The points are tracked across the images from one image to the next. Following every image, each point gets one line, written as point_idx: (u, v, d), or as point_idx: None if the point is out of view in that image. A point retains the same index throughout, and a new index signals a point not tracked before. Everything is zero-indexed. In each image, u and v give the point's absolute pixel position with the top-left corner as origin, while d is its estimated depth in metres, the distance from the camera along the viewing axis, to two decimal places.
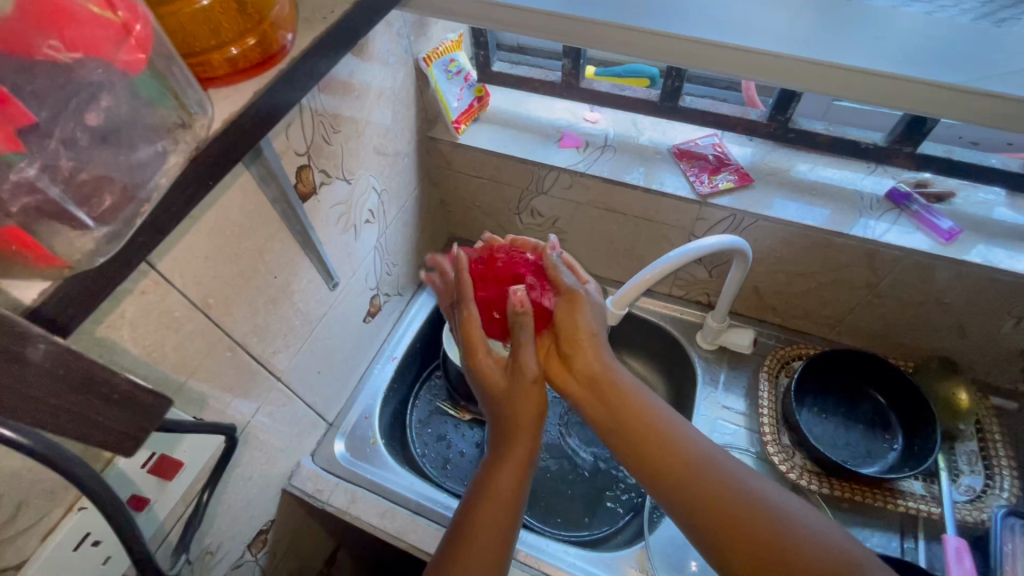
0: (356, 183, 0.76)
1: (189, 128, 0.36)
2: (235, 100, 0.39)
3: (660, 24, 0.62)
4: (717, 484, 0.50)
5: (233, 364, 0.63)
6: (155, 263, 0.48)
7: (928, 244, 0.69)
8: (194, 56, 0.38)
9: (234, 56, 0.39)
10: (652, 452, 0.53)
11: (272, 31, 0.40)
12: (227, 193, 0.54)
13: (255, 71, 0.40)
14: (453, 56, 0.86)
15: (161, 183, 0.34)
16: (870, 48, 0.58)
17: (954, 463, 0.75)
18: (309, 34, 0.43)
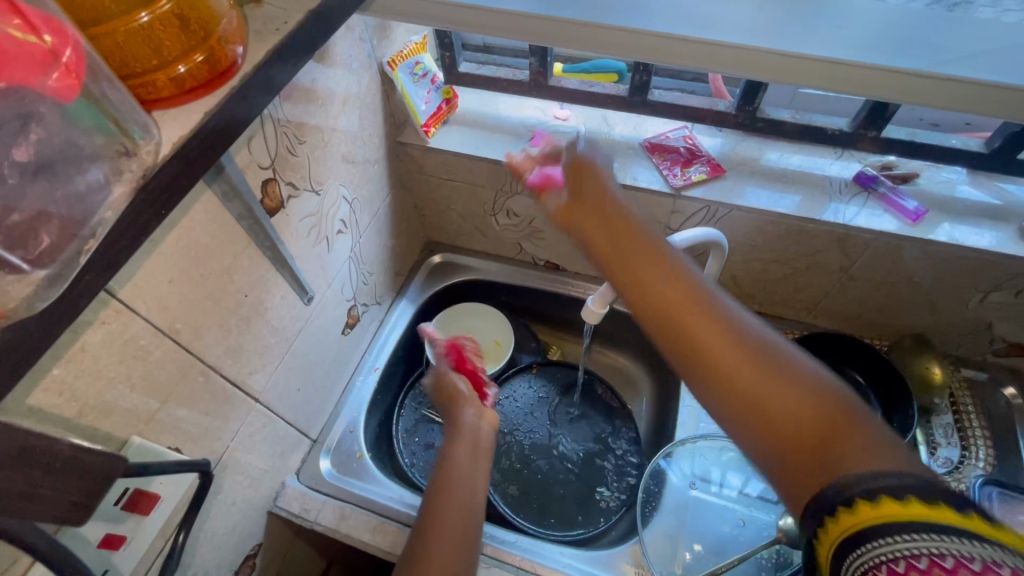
0: (325, 193, 0.74)
1: (134, 156, 0.34)
2: (184, 121, 0.37)
3: (622, 19, 0.62)
4: (726, 329, 0.42)
5: (208, 389, 0.61)
6: (115, 291, 0.46)
7: (896, 226, 0.70)
8: (135, 78, 0.36)
9: (180, 75, 0.37)
10: (723, 367, 0.41)
11: (219, 47, 0.39)
12: (188, 214, 0.52)
13: (206, 89, 0.38)
14: (418, 59, 0.85)
15: (107, 217, 0.32)
16: (830, 37, 0.59)
17: (931, 436, 0.77)
18: (262, 48, 0.42)
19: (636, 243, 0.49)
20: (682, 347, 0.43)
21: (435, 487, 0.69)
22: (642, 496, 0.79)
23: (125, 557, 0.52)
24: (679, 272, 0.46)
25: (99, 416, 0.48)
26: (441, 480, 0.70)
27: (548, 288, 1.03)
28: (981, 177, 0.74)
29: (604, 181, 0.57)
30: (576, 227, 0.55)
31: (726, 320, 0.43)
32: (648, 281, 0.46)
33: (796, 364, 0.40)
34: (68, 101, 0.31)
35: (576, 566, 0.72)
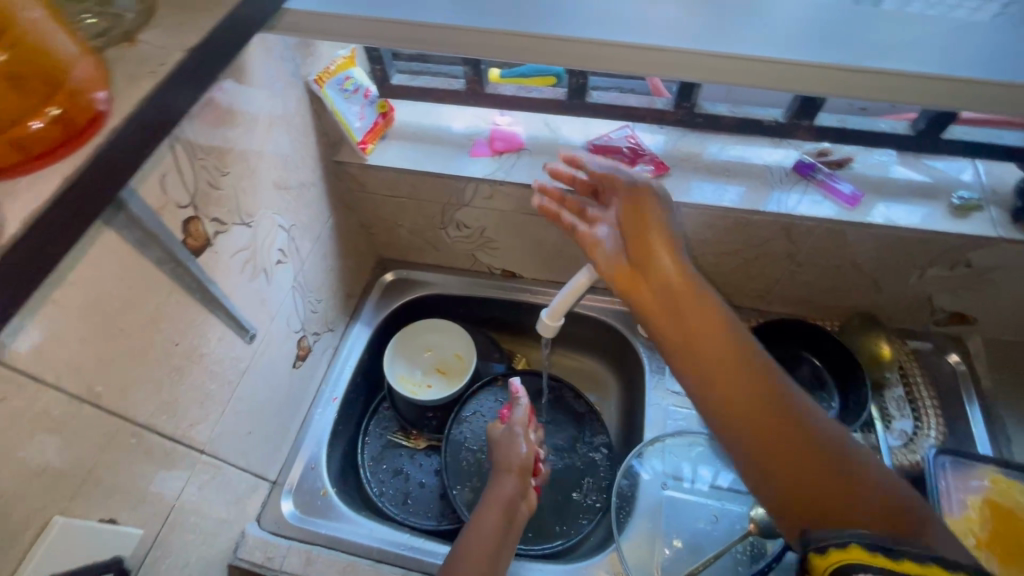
0: (258, 224, 0.70)
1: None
2: (46, 183, 0.34)
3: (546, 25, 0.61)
4: (760, 381, 0.52)
5: (142, 451, 0.56)
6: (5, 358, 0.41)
7: (835, 211, 0.72)
8: None
9: (31, 136, 0.34)
10: (741, 409, 0.51)
11: (73, 98, 0.36)
12: (96, 266, 0.47)
13: (65, 148, 0.35)
14: (348, 74, 0.81)
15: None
16: (753, 33, 0.59)
17: (885, 410, 0.79)
18: (135, 90, 0.39)
19: (694, 304, 0.54)
20: (722, 402, 0.52)
21: (466, 539, 0.66)
22: (616, 501, 0.78)
23: None
24: (738, 348, 0.53)
25: (10, 502, 0.43)
26: (473, 536, 0.67)
27: (506, 297, 1.01)
28: (910, 157, 0.76)
29: (661, 213, 0.58)
30: (639, 294, 0.57)
31: (774, 387, 0.51)
32: (704, 351, 0.53)
33: (851, 451, 0.49)
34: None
35: None
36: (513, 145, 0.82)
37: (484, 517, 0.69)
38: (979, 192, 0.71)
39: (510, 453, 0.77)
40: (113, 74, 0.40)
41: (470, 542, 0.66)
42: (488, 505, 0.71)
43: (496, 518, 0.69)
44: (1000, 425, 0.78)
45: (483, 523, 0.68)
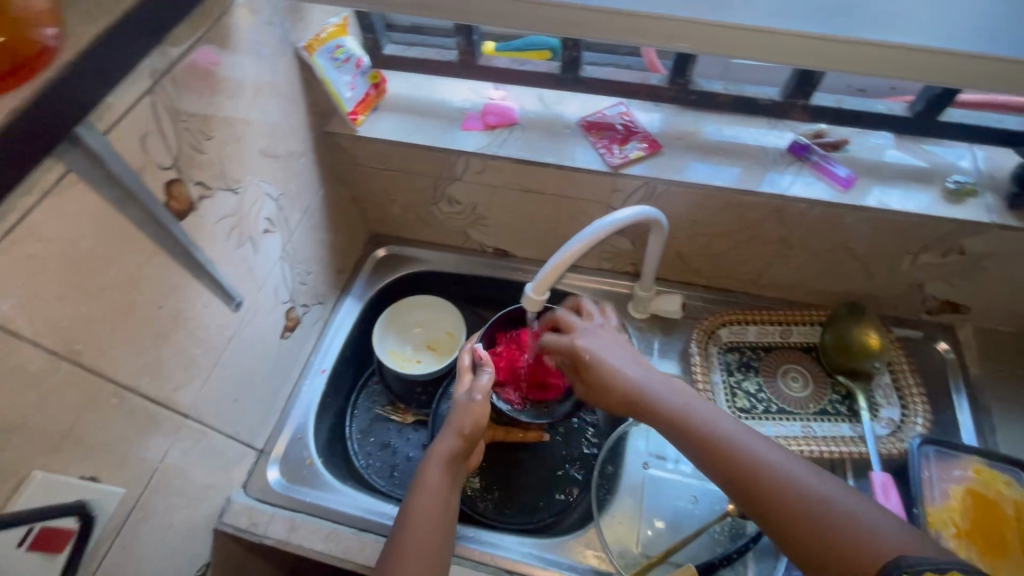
0: (245, 191, 0.69)
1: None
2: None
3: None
4: (762, 469, 0.53)
5: (125, 410, 0.57)
6: None
7: (828, 193, 0.71)
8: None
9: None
10: (749, 498, 0.53)
11: (23, 30, 0.40)
12: (73, 223, 0.47)
13: (16, 77, 0.40)
14: (339, 42, 0.78)
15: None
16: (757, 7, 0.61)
17: (873, 398, 0.80)
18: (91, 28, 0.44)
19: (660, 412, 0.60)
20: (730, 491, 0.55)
21: (442, 447, 0.70)
22: (598, 480, 0.80)
23: None
24: (737, 465, 0.54)
25: None
26: (451, 438, 0.70)
27: (498, 274, 1.01)
28: (907, 141, 0.75)
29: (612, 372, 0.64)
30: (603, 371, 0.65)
31: (773, 483, 0.52)
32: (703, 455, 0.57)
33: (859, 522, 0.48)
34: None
35: (533, 555, 0.73)
36: (505, 120, 0.81)
37: (439, 447, 0.70)
38: (974, 178, 0.70)
39: (467, 414, 0.71)
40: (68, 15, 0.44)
41: (443, 449, 0.70)
42: (476, 415, 0.71)
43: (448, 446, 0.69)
44: (988, 414, 0.77)
45: (453, 440, 0.70)
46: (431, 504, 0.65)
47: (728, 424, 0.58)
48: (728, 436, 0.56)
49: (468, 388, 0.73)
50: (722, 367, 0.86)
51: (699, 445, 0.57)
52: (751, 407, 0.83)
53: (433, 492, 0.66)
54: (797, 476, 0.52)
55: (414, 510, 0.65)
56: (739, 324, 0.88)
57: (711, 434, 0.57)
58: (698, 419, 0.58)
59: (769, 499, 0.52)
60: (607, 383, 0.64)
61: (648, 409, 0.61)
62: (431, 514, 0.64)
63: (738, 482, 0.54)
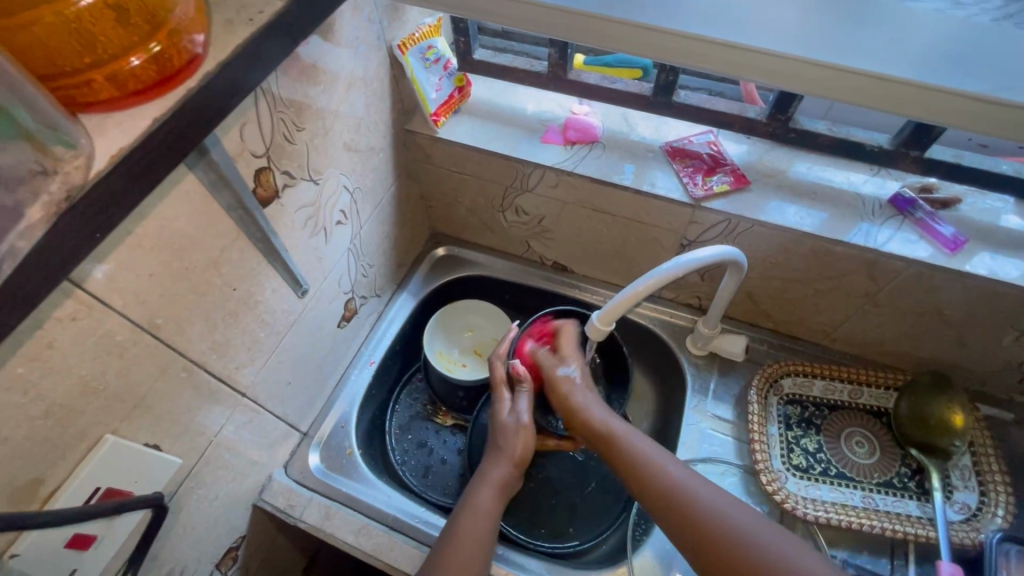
0: (325, 183, 0.70)
1: (51, 174, 0.31)
2: (128, 128, 0.35)
3: (653, 17, 0.59)
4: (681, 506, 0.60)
5: (190, 384, 0.58)
6: (80, 281, 0.43)
7: (931, 254, 0.65)
8: (67, 78, 0.34)
9: (134, 69, 0.35)
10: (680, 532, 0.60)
11: (174, 39, 0.36)
12: (169, 205, 0.48)
13: (156, 91, 0.36)
14: (431, 43, 0.80)
15: (17, 247, 0.29)
16: (889, 50, 0.54)
17: (947, 479, 0.74)
18: (247, 28, 0.40)
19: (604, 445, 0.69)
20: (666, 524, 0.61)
21: (495, 472, 0.72)
22: (635, 517, 0.77)
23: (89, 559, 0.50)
24: (662, 498, 0.62)
25: (69, 414, 0.46)
26: (502, 465, 0.73)
27: (555, 289, 0.99)
28: None
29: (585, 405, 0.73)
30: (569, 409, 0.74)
31: (692, 522, 0.59)
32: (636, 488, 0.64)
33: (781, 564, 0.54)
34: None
35: None
36: (587, 137, 0.79)
37: (490, 473, 0.72)
38: None
39: (516, 441, 0.73)
40: (216, 20, 0.40)
41: (493, 477, 0.71)
42: (525, 441, 0.74)
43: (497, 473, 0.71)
44: None
45: (503, 466, 0.72)
46: (478, 525, 0.66)
47: (676, 475, 0.63)
48: (677, 494, 0.61)
49: (514, 412, 0.76)
50: (780, 419, 0.81)
51: (644, 493, 0.63)
52: (808, 466, 0.78)
53: (481, 516, 0.67)
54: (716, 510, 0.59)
55: (461, 527, 0.66)
56: (804, 376, 0.83)
57: (666, 490, 0.62)
58: (657, 475, 0.63)
59: (711, 547, 0.57)
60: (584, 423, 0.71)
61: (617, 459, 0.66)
62: (478, 531, 0.66)
63: (678, 522, 0.60)
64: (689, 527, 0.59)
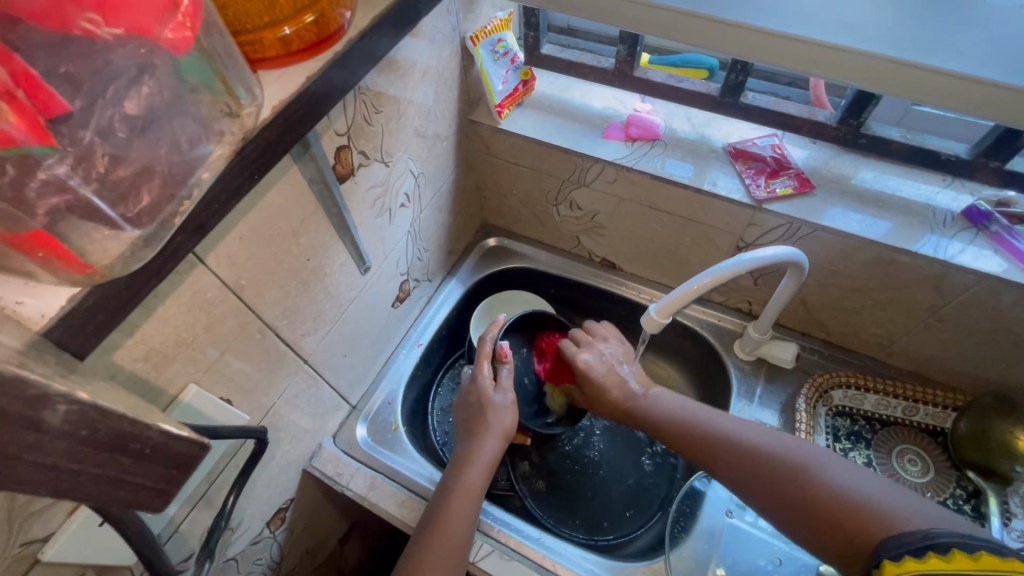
0: (394, 165, 0.73)
1: (237, 117, 0.35)
2: (286, 84, 0.39)
3: (735, 13, 0.60)
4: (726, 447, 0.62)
5: (263, 345, 0.62)
6: (202, 257, 0.48)
7: (1005, 268, 0.63)
8: (245, 35, 0.36)
9: (287, 36, 0.37)
10: (725, 459, 0.62)
11: (331, 10, 0.39)
12: (265, 173, 0.52)
13: (310, 52, 0.39)
14: (501, 36, 0.82)
15: (205, 178, 0.33)
16: (980, 52, 0.54)
17: (1006, 504, 0.71)
18: (366, 15, 0.43)
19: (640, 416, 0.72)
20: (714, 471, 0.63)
21: (486, 447, 0.73)
22: (674, 515, 0.77)
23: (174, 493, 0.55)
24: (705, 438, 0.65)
25: (164, 360, 0.49)
26: (491, 440, 0.74)
27: (601, 285, 1.00)
28: None
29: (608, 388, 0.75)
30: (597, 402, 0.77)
31: (737, 450, 0.61)
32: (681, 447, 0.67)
33: (826, 472, 0.55)
34: (180, 54, 0.30)
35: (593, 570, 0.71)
36: (648, 134, 0.80)
37: (480, 449, 0.73)
38: None
39: (505, 417, 0.76)
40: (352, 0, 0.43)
41: (485, 453, 0.72)
42: (514, 416, 0.77)
43: (488, 449, 0.73)
44: None
45: (495, 442, 0.74)
46: (467, 504, 0.67)
47: (711, 425, 0.66)
48: (715, 440, 0.64)
49: (500, 390, 0.78)
50: (828, 430, 0.80)
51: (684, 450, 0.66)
52: None
53: (470, 496, 0.68)
54: (754, 450, 0.61)
55: (450, 505, 0.67)
56: (858, 389, 0.80)
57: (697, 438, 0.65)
58: (712, 433, 0.64)
59: (775, 474, 0.57)
60: (658, 417, 0.70)
61: (701, 443, 0.65)
62: (462, 509, 0.67)
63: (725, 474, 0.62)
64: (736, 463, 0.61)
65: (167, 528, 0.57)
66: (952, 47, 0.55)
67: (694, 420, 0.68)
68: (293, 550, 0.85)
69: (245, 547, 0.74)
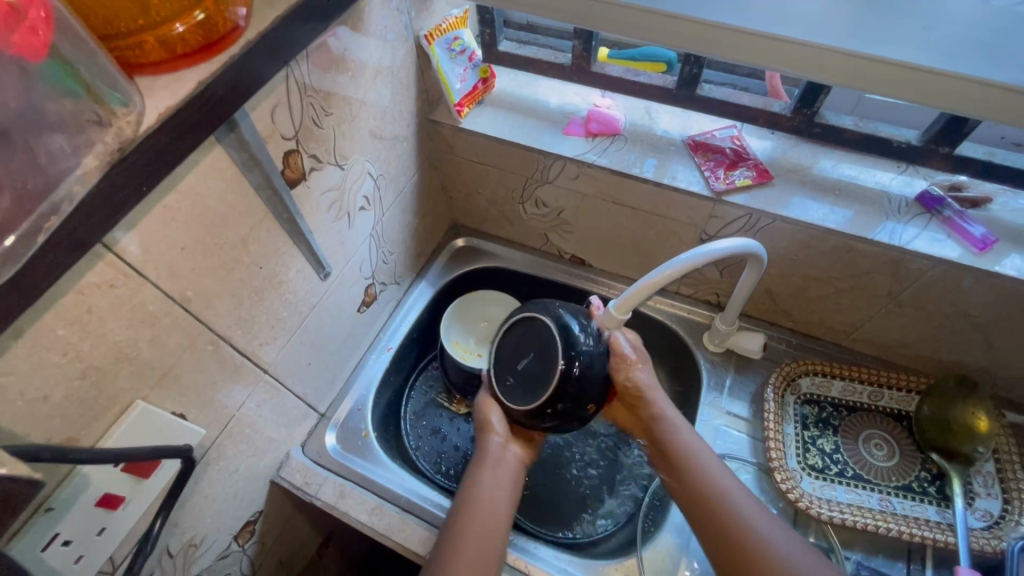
0: (351, 168, 0.72)
1: (107, 126, 0.34)
2: (172, 91, 0.38)
3: (678, 7, 0.60)
4: (737, 545, 0.59)
5: (216, 357, 0.60)
6: (111, 245, 0.44)
7: (960, 253, 0.64)
8: (121, 38, 0.36)
9: (172, 38, 0.37)
10: (730, 550, 0.59)
11: (218, 11, 0.39)
12: (203, 181, 0.50)
13: (199, 55, 0.39)
14: (457, 34, 0.81)
15: (75, 190, 0.33)
16: (913, 40, 0.54)
17: (969, 485, 0.72)
18: (272, 12, 0.42)
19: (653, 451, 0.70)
20: (716, 547, 0.60)
21: (508, 455, 0.74)
22: (645, 509, 0.77)
23: (127, 511, 0.53)
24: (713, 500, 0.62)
25: (105, 377, 0.48)
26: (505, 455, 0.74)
27: (572, 282, 1.00)
28: None
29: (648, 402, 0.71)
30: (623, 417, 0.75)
31: (737, 537, 0.59)
32: (691, 492, 0.64)
33: None
34: (34, 62, 0.31)
35: (565, 569, 0.71)
36: (608, 129, 0.79)
37: (489, 451, 0.73)
38: None
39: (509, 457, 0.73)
40: None
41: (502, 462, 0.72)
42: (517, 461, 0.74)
43: (505, 472, 0.72)
44: None
45: (518, 452, 0.75)
46: (486, 502, 0.67)
47: (726, 484, 0.63)
48: (729, 507, 0.61)
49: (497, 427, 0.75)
50: (797, 418, 0.80)
51: (692, 504, 0.64)
52: (824, 466, 0.77)
53: (497, 499, 0.69)
54: (762, 548, 0.58)
55: (468, 504, 0.67)
56: (823, 376, 0.81)
57: (705, 487, 0.63)
58: (720, 499, 0.62)
59: None
60: (681, 466, 0.66)
61: (713, 501, 0.62)
62: (486, 516, 0.66)
63: (725, 551, 0.60)
64: (734, 543, 0.59)
65: (120, 548, 0.55)
66: (908, 39, 0.54)
67: (713, 478, 0.64)
68: (267, 562, 0.84)
69: (213, 564, 0.72)
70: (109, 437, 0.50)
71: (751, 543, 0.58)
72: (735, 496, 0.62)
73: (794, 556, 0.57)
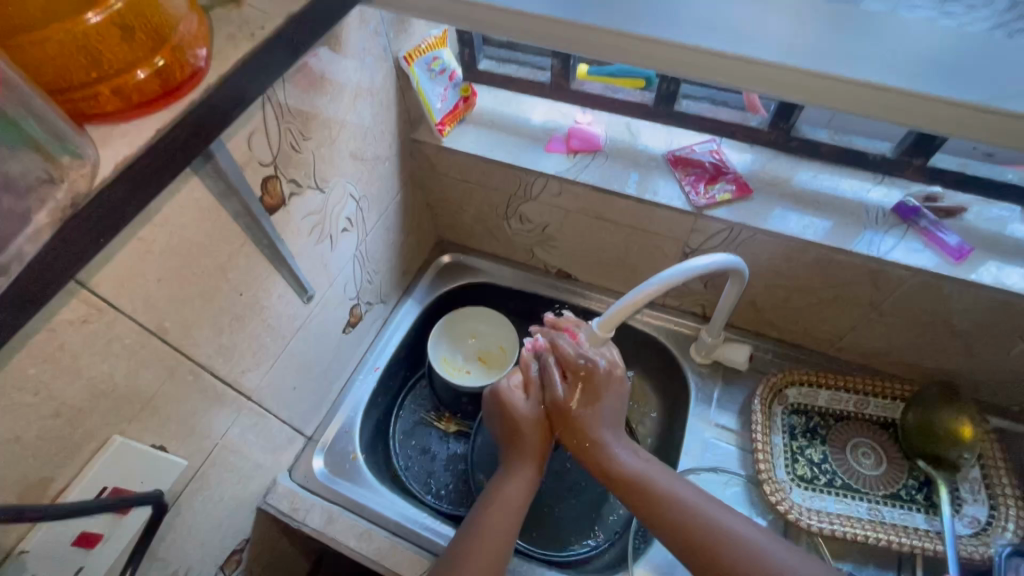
0: (332, 191, 0.72)
1: (59, 181, 0.34)
2: (133, 137, 0.38)
3: (646, 28, 0.58)
4: (685, 527, 0.60)
5: (197, 388, 0.60)
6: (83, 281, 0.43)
7: (937, 263, 0.65)
8: (74, 91, 0.37)
9: (128, 90, 0.38)
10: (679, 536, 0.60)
11: (178, 56, 0.40)
12: (178, 214, 0.50)
13: (156, 104, 0.39)
14: (437, 54, 0.81)
15: (24, 249, 0.32)
16: (884, 59, 0.53)
17: (956, 492, 0.73)
18: (236, 52, 0.43)
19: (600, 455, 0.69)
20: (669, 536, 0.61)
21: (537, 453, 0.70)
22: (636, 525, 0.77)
23: (105, 550, 0.52)
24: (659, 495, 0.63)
25: (80, 416, 0.47)
26: (519, 477, 0.69)
27: (559, 296, 1.00)
28: None
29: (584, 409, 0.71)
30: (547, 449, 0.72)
31: (680, 522, 0.60)
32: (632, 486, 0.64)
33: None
34: None
35: None
36: (590, 146, 0.80)
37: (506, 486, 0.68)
38: None
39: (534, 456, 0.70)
40: (219, 35, 0.44)
41: (512, 494, 0.67)
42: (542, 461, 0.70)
43: (519, 493, 0.68)
44: None
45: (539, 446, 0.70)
46: (499, 531, 0.64)
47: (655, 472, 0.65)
48: (666, 496, 0.62)
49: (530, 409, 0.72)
50: (785, 429, 0.81)
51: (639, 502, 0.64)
52: (813, 477, 0.77)
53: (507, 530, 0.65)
54: (705, 525, 0.60)
55: (475, 542, 0.63)
56: (810, 386, 0.81)
57: (642, 481, 0.64)
58: (657, 488, 0.63)
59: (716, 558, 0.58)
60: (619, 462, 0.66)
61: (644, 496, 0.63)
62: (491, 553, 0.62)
63: (675, 536, 0.61)
64: (682, 530, 0.60)
65: None
66: (878, 57, 0.54)
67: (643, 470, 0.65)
68: None
69: None
70: (76, 484, 0.48)
71: (696, 524, 0.60)
72: (669, 483, 0.64)
73: (736, 530, 0.60)
